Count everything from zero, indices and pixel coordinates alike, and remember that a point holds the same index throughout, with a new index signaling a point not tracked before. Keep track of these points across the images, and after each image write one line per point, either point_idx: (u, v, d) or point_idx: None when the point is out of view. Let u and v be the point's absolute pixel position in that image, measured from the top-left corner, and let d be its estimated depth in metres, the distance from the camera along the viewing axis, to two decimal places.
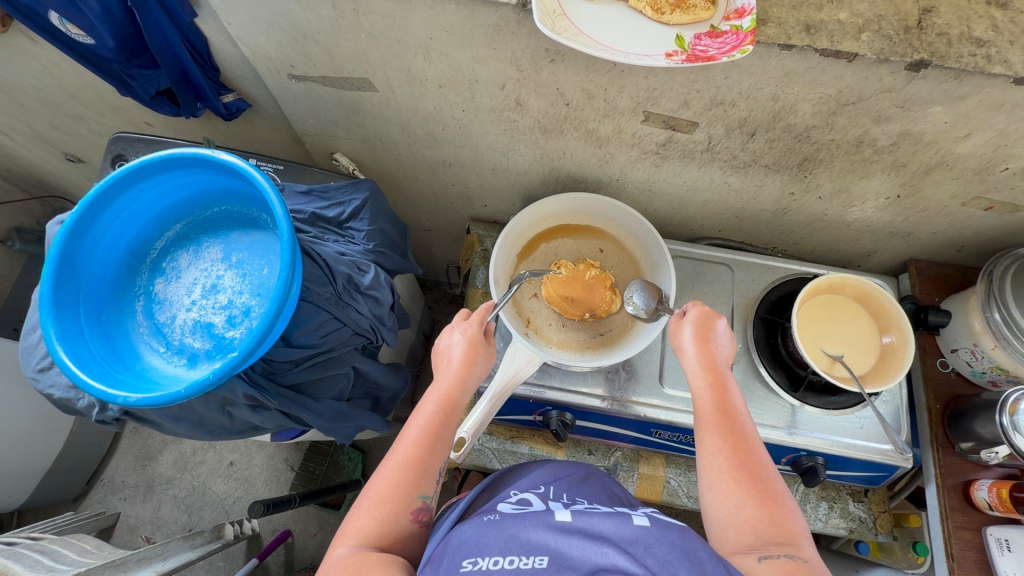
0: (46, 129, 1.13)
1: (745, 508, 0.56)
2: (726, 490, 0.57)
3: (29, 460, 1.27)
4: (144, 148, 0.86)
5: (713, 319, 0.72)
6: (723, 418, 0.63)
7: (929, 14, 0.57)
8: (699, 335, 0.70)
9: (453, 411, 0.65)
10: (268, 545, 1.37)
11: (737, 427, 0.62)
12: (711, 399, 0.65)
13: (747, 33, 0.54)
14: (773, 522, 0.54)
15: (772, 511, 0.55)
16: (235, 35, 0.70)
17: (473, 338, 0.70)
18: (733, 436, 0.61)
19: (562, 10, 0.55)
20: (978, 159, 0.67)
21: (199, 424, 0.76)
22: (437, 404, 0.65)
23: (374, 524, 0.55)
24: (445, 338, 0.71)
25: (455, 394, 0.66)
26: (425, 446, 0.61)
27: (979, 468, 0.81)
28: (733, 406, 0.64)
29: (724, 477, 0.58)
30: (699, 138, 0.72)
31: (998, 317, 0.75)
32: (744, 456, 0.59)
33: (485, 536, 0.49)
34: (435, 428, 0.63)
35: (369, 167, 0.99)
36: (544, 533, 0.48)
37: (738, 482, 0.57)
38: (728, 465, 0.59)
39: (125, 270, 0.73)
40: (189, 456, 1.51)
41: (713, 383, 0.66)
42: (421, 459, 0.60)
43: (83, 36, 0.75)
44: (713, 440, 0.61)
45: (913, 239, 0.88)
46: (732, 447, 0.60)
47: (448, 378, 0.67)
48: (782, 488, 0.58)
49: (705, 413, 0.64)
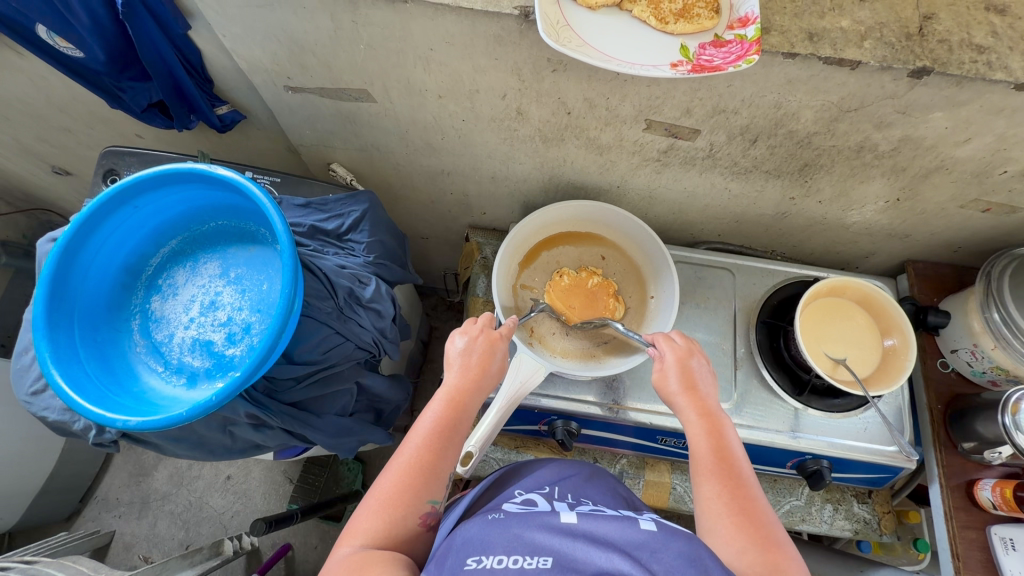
0: (32, 142, 1.10)
1: (748, 552, 0.53)
2: (727, 535, 0.55)
3: (21, 481, 1.24)
4: (136, 163, 0.83)
5: (691, 362, 0.70)
6: (719, 462, 0.61)
7: (928, 22, 0.58)
8: (685, 382, 0.68)
9: (463, 413, 0.64)
10: (269, 559, 1.35)
11: (735, 472, 0.60)
12: (708, 445, 0.63)
13: (751, 42, 0.53)
14: (776, 567, 0.52)
15: (774, 556, 0.53)
16: (230, 47, 0.69)
17: (474, 341, 0.69)
18: (733, 485, 0.59)
19: (565, 21, 0.55)
20: (976, 163, 0.68)
21: (199, 444, 0.75)
22: (445, 410, 0.63)
23: (382, 526, 0.55)
24: (456, 342, 0.69)
25: (465, 400, 0.64)
26: (434, 451, 0.60)
27: (981, 467, 0.82)
28: (730, 451, 0.62)
29: (724, 521, 0.56)
30: (700, 145, 0.72)
31: (996, 317, 0.76)
32: (743, 501, 0.58)
33: (490, 534, 0.48)
34: (445, 434, 0.61)
35: (365, 177, 0.98)
36: (549, 534, 0.47)
37: (739, 527, 0.55)
38: (728, 509, 0.57)
39: (119, 288, 0.71)
40: (185, 471, 1.49)
41: (709, 428, 0.64)
42: (430, 465, 0.59)
43: (72, 49, 0.73)
44: (711, 484, 0.59)
45: (911, 240, 0.88)
46: (730, 491, 0.58)
47: (459, 384, 0.65)
48: (782, 534, 0.56)
49: (701, 458, 0.62)
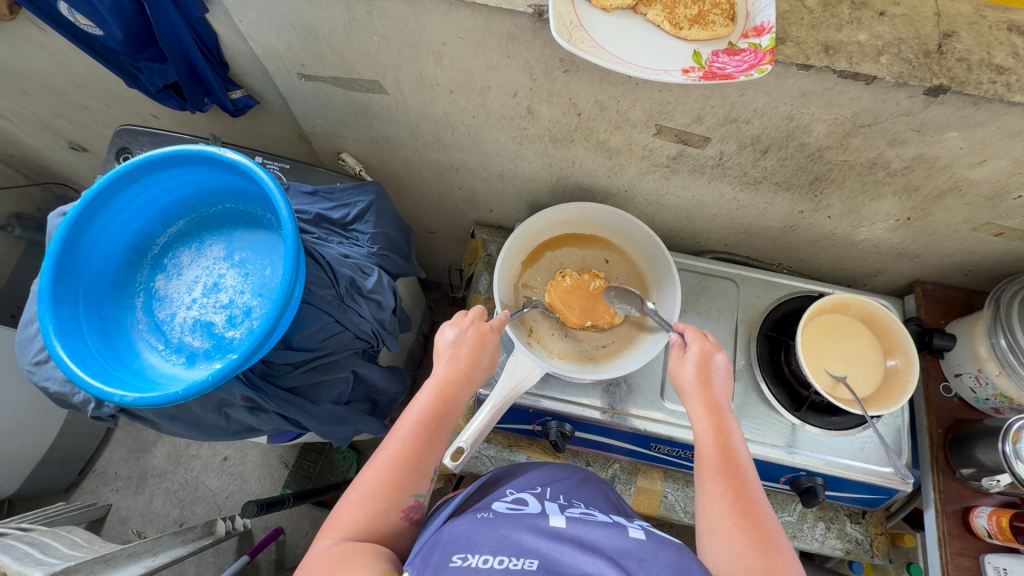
0: (50, 117, 1.11)
1: (746, 556, 0.53)
2: (727, 536, 0.55)
3: (23, 450, 1.26)
4: (148, 142, 0.84)
5: (714, 358, 0.69)
6: (727, 463, 0.60)
7: (949, 39, 0.57)
8: (701, 378, 0.68)
9: (449, 405, 0.64)
10: (259, 542, 1.36)
11: (741, 474, 0.60)
12: (714, 444, 0.62)
13: (766, 51, 0.53)
14: (775, 573, 0.51)
15: (773, 561, 0.52)
16: (246, 32, 0.69)
17: (463, 335, 0.69)
18: (739, 487, 0.58)
19: (578, 21, 0.54)
20: (991, 186, 0.66)
21: (195, 424, 0.76)
22: (433, 402, 0.63)
23: (364, 519, 0.55)
24: (445, 334, 0.69)
25: (453, 393, 0.64)
26: (420, 444, 0.60)
27: (979, 495, 0.81)
28: (737, 452, 0.62)
29: (725, 522, 0.56)
30: (710, 153, 0.72)
31: (1003, 343, 0.75)
32: (746, 504, 0.57)
33: (477, 533, 0.48)
34: (431, 426, 0.61)
35: (374, 168, 0.99)
36: (536, 538, 0.47)
37: (740, 530, 0.55)
38: (730, 511, 0.56)
39: (125, 265, 0.72)
40: (183, 449, 1.51)
41: (716, 428, 0.64)
42: (415, 459, 0.59)
43: (92, 27, 0.74)
44: (715, 484, 0.59)
45: (921, 261, 0.87)
46: (734, 493, 0.58)
47: (448, 377, 0.65)
48: (783, 540, 0.55)
49: (706, 458, 0.62)
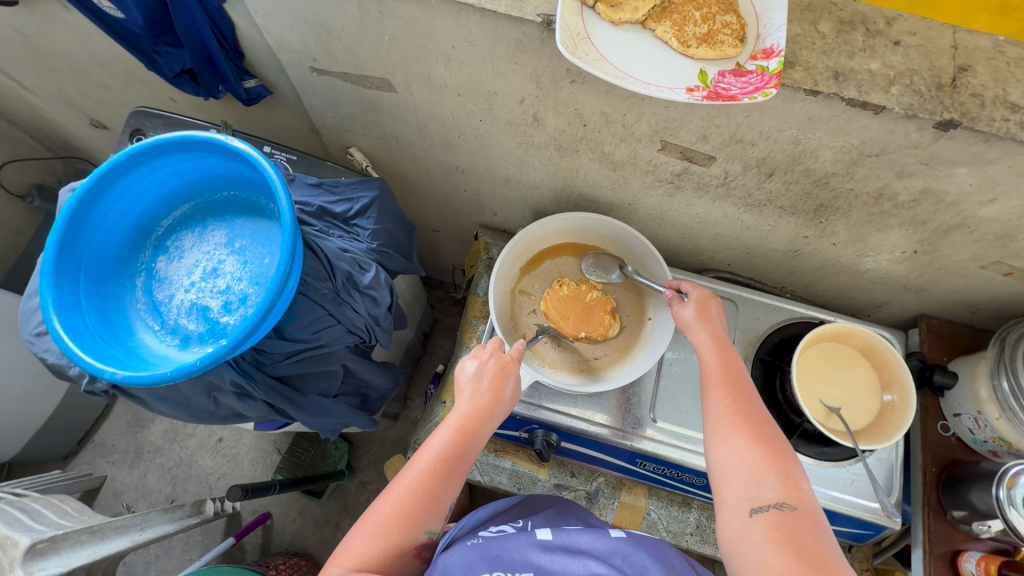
0: (73, 93, 1.14)
1: (742, 447, 0.53)
2: (723, 434, 0.55)
3: (25, 416, 1.29)
4: (162, 125, 0.86)
5: (709, 303, 0.69)
6: (728, 375, 0.60)
7: (963, 74, 0.56)
8: (702, 317, 0.68)
9: (469, 442, 0.61)
10: (247, 525, 1.38)
11: (744, 382, 0.59)
12: (716, 359, 0.62)
13: (772, 75, 0.52)
14: (770, 461, 0.52)
15: (769, 451, 0.53)
16: (261, 24, 0.70)
17: (488, 372, 0.66)
18: (740, 393, 0.58)
19: (586, 33, 0.54)
20: (1001, 225, 0.65)
21: (185, 406, 0.77)
22: (455, 437, 0.60)
23: (376, 552, 0.54)
24: (468, 367, 0.67)
25: (476, 429, 0.62)
26: (437, 479, 0.59)
27: (969, 539, 0.79)
28: (739, 367, 0.61)
29: (722, 422, 0.56)
30: (715, 172, 0.71)
31: (1005, 386, 0.73)
32: (745, 408, 0.57)
33: (471, 559, 0.49)
34: (449, 462, 0.59)
35: (382, 165, 0.99)
36: (527, 551, 0.50)
37: (736, 426, 0.55)
38: (729, 413, 0.56)
39: (129, 245, 0.73)
40: (179, 428, 1.53)
41: (718, 346, 0.63)
42: (431, 495, 0.58)
43: (114, 10, 0.76)
44: (716, 393, 0.59)
45: (926, 295, 0.85)
46: (733, 399, 0.58)
47: (471, 412, 0.62)
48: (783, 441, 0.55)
49: (710, 371, 0.61)
